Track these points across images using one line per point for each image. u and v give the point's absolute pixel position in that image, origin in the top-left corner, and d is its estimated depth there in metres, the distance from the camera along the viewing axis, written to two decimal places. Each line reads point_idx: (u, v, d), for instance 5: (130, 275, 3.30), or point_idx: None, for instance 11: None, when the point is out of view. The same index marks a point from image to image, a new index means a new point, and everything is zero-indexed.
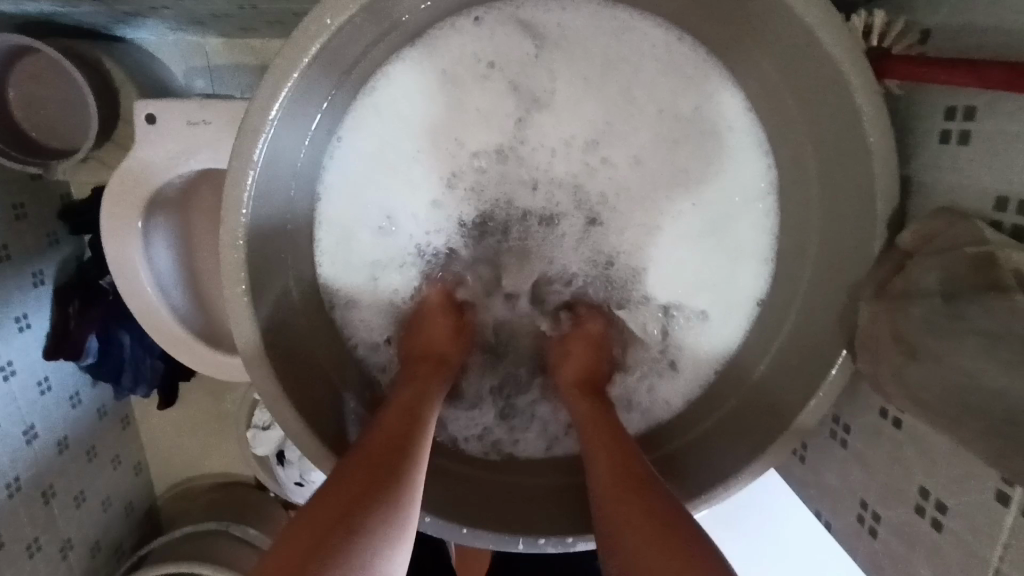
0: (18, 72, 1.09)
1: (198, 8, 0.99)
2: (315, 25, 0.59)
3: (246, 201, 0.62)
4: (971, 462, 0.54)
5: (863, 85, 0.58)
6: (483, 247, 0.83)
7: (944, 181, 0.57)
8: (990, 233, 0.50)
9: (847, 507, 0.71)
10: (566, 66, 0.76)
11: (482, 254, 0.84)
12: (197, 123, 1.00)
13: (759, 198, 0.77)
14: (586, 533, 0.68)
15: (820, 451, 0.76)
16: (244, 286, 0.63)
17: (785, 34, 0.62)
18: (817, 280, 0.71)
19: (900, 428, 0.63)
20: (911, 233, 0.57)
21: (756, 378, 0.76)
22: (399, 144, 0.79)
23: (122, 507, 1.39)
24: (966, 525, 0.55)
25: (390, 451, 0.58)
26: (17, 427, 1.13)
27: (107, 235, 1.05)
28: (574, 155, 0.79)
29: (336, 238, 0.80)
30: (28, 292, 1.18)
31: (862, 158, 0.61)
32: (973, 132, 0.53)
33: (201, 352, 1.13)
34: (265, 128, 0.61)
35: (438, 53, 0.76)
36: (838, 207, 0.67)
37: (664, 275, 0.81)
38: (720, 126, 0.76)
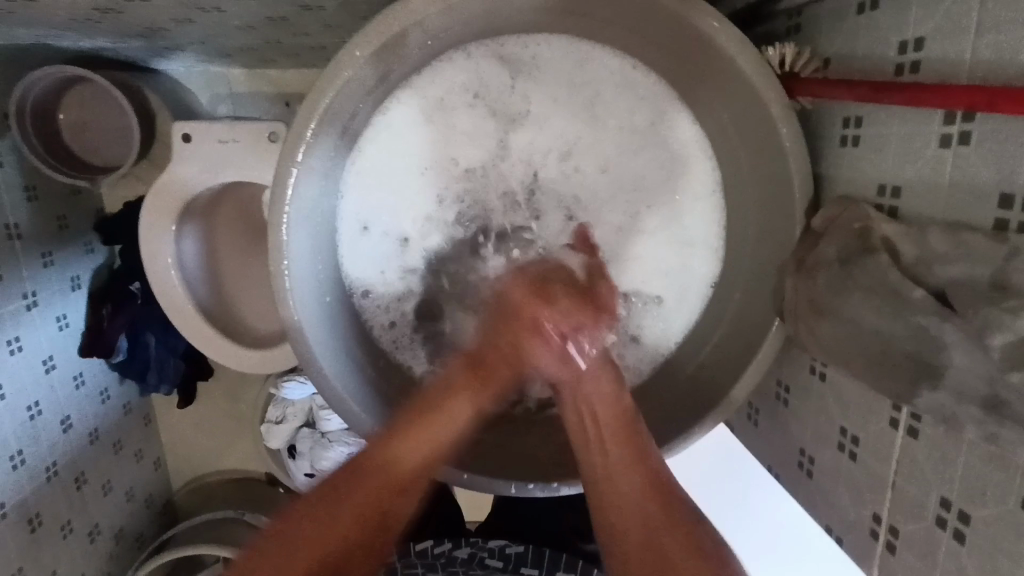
0: (67, 98, 1.25)
1: (229, 44, 1.15)
2: (343, 58, 0.74)
3: (289, 198, 0.76)
4: (872, 398, 0.67)
5: (777, 101, 0.73)
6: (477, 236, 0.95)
7: (844, 175, 0.71)
8: (873, 212, 0.64)
9: (791, 456, 0.83)
10: (544, 87, 0.91)
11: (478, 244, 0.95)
12: (228, 142, 1.14)
13: (710, 197, 0.91)
14: (568, 478, 0.81)
15: (768, 411, 0.88)
16: (286, 262, 0.78)
17: (717, 62, 0.77)
18: (757, 263, 0.84)
19: (824, 380, 0.75)
20: (819, 218, 0.71)
21: (712, 348, 0.89)
22: (406, 157, 0.91)
23: (143, 499, 1.49)
24: (872, 451, 0.67)
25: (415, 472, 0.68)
26: (56, 416, 1.24)
27: (145, 240, 1.18)
28: (553, 161, 0.93)
29: (352, 238, 0.92)
30: (67, 295, 1.31)
31: (782, 159, 0.76)
32: (861, 136, 0.68)
33: (224, 346, 1.25)
34: (304, 139, 0.76)
35: (437, 79, 0.89)
36: (768, 200, 0.81)
37: (636, 266, 0.93)
38: (674, 136, 0.90)
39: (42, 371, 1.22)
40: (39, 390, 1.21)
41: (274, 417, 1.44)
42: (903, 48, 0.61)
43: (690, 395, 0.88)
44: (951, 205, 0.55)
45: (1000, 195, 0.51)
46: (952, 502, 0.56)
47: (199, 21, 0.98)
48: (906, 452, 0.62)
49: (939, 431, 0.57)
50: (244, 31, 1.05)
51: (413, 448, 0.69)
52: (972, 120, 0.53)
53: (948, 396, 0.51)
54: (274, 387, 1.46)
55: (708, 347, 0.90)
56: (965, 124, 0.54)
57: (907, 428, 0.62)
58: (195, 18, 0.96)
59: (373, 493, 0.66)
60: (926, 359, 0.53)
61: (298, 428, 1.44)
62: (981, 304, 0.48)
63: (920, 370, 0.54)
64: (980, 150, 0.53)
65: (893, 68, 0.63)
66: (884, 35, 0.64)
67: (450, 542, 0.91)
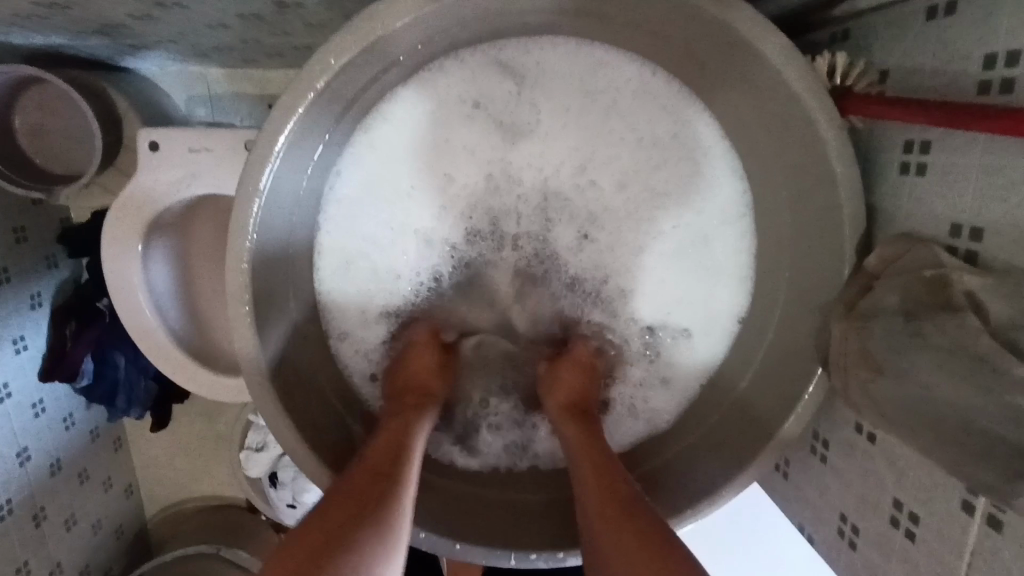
0: (25, 100, 1.14)
1: (202, 41, 1.03)
2: (320, 62, 0.63)
3: (253, 226, 0.65)
4: (938, 474, 0.57)
5: (829, 120, 0.63)
6: (480, 250, 0.85)
7: (907, 207, 0.61)
8: (948, 257, 0.54)
9: (829, 520, 0.73)
10: (549, 96, 0.80)
11: (481, 264, 0.86)
12: (199, 150, 1.03)
13: (739, 217, 0.81)
14: (577, 547, 0.70)
15: (801, 465, 0.79)
16: (248, 304, 0.66)
17: (755, 74, 0.67)
18: (793, 301, 0.74)
19: (874, 441, 0.65)
20: (875, 257, 0.61)
21: (740, 393, 0.79)
22: (395, 173, 0.81)
23: (112, 531, 1.38)
24: (935, 534, 0.58)
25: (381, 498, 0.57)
26: (10, 448, 1.13)
27: (107, 258, 1.07)
28: (565, 173, 0.82)
29: (337, 265, 0.83)
30: (26, 314, 1.20)
31: (829, 188, 0.66)
32: (931, 164, 0.58)
33: (195, 372, 1.14)
34: (270, 159, 0.64)
35: (429, 87, 0.78)
36: (809, 231, 0.71)
37: (652, 294, 0.84)
38: (700, 149, 0.80)
39: None
40: None
41: (254, 444, 1.35)
42: (990, 61, 0.51)
43: (712, 447, 0.79)
44: None
45: None
46: None
47: (163, 17, 0.87)
48: (983, 544, 0.52)
49: None
50: (217, 29, 0.94)
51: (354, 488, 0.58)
52: None
53: None
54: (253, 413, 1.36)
55: (735, 392, 0.80)
56: None
57: (986, 516, 0.52)
58: (157, 14, 0.84)
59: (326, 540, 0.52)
60: None
61: (279, 456, 1.35)
62: None
63: None
64: None
65: (975, 85, 0.52)
66: (964, 47, 0.53)
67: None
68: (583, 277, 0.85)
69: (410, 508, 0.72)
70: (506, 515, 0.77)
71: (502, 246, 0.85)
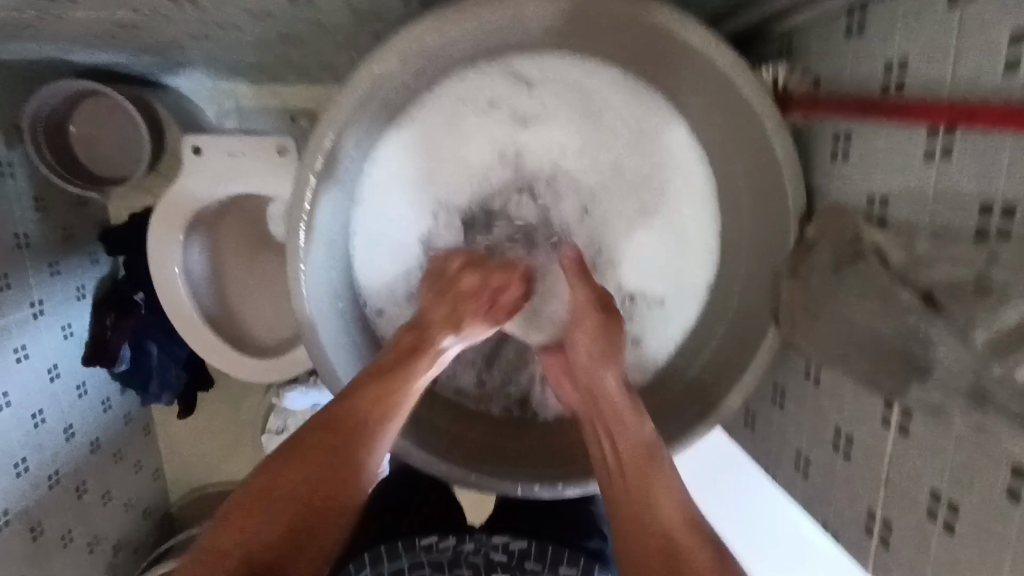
0: (79, 111, 1.28)
1: (239, 59, 1.18)
2: (365, 71, 0.78)
3: (308, 201, 0.80)
4: (866, 400, 0.70)
5: (771, 116, 0.78)
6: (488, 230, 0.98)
7: (837, 185, 0.75)
8: (864, 222, 0.68)
9: (788, 458, 0.86)
10: (550, 98, 0.94)
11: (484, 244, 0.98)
12: (238, 155, 1.17)
13: (710, 202, 0.95)
14: (574, 479, 0.83)
15: (766, 415, 0.91)
16: (302, 264, 0.81)
17: (714, 82, 0.81)
18: (752, 270, 0.88)
19: (819, 382, 0.78)
20: (813, 227, 0.75)
21: (711, 352, 0.93)
22: (415, 166, 0.95)
23: (141, 510, 1.48)
24: (866, 449, 0.70)
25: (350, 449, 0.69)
26: (59, 424, 1.24)
27: (153, 248, 1.20)
28: (569, 155, 0.96)
29: (368, 246, 0.96)
30: (72, 304, 1.32)
31: (776, 172, 0.80)
32: (852, 149, 0.72)
33: (229, 354, 1.26)
34: (321, 150, 0.80)
35: (447, 91, 0.93)
36: (761, 210, 0.85)
37: (640, 268, 0.97)
38: (676, 143, 0.94)
39: (47, 379, 1.23)
40: (43, 399, 1.21)
41: (275, 428, 1.43)
42: (889, 67, 0.66)
43: (688, 400, 0.91)
44: (937, 215, 0.60)
45: (981, 204, 0.54)
46: (942, 494, 0.59)
47: (215, 38, 1.01)
48: (898, 448, 0.65)
49: (931, 426, 0.60)
50: (256, 47, 1.08)
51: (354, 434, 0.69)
52: (953, 135, 0.57)
53: (938, 389, 0.53)
54: (277, 396, 1.46)
55: (707, 351, 0.93)
56: (947, 139, 0.58)
57: (899, 425, 0.65)
58: (211, 34, 0.99)
59: (324, 480, 0.66)
60: (914, 356, 0.56)
61: None
62: (964, 302, 0.51)
63: (909, 367, 0.57)
64: (961, 161, 0.57)
65: (879, 86, 0.67)
66: (870, 56, 0.68)
67: (454, 537, 0.86)
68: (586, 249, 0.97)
69: (435, 451, 0.85)
70: (518, 454, 0.90)
71: (500, 225, 0.98)
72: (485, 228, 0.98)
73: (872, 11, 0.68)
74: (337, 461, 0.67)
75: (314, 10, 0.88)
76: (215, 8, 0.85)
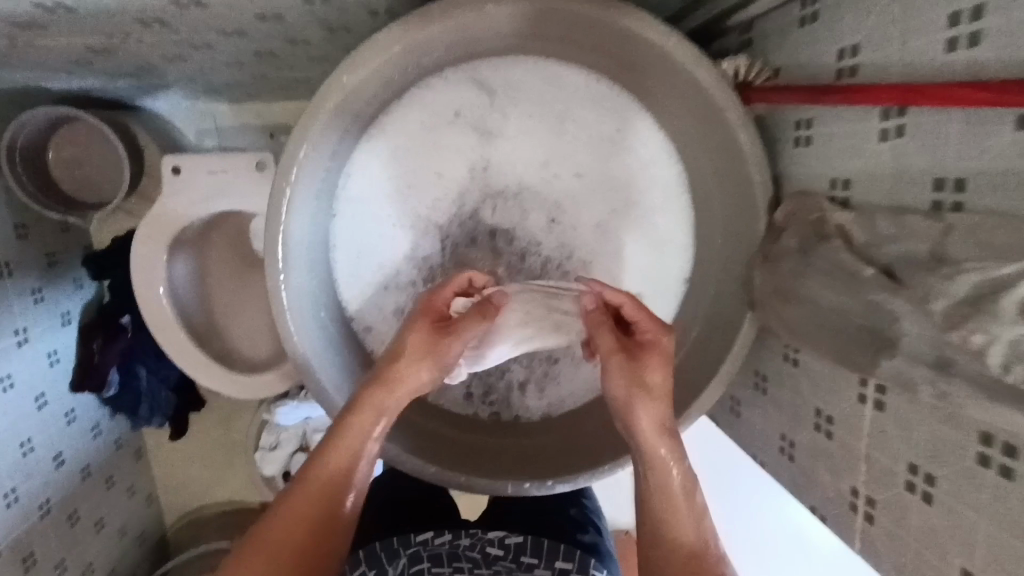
0: (58, 137, 1.29)
1: (215, 79, 1.19)
2: (335, 82, 0.79)
3: (284, 211, 0.81)
4: (842, 379, 0.71)
5: (735, 108, 0.80)
6: (467, 237, 0.99)
7: (801, 171, 0.77)
8: (828, 205, 0.70)
9: (773, 442, 0.87)
10: (518, 104, 0.96)
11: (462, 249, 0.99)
12: (217, 172, 1.18)
13: (679, 198, 0.97)
14: (562, 476, 0.84)
15: (749, 401, 0.92)
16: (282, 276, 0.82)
17: (678, 77, 0.83)
18: (726, 260, 0.90)
19: (797, 365, 0.79)
20: (780, 213, 0.77)
21: (692, 343, 0.94)
22: (389, 178, 0.96)
23: (136, 536, 1.47)
24: (845, 428, 0.71)
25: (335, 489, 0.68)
26: (48, 452, 1.23)
27: (135, 270, 1.19)
28: (534, 167, 0.98)
29: (346, 259, 0.97)
30: (58, 330, 1.32)
31: (743, 162, 0.82)
32: (813, 135, 0.74)
33: (218, 373, 1.26)
34: (295, 162, 0.80)
35: (417, 103, 0.94)
36: (732, 200, 0.87)
37: (615, 266, 0.98)
38: (642, 143, 0.96)
39: (35, 407, 1.22)
40: (31, 427, 1.20)
41: (268, 445, 1.44)
42: (841, 54, 0.68)
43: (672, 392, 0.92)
44: (896, 194, 0.61)
45: (934, 179, 0.56)
46: (918, 465, 0.60)
47: (190, 59, 1.03)
48: (875, 423, 0.66)
49: (903, 400, 0.61)
50: (231, 66, 1.10)
51: (329, 480, 0.68)
52: (904, 114, 0.59)
53: (904, 361, 0.55)
54: (268, 413, 1.46)
55: (688, 342, 0.95)
56: (899, 118, 0.60)
57: (874, 400, 0.66)
58: (186, 56, 1.00)
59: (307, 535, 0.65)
60: (881, 331, 0.57)
61: (292, 453, 1.45)
62: (922, 274, 0.53)
63: (875, 342, 0.58)
64: (914, 140, 0.58)
65: (833, 72, 0.69)
66: (825, 44, 0.70)
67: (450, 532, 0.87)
68: (555, 257, 0.99)
69: (424, 452, 0.86)
70: (507, 454, 0.91)
71: (478, 231, 0.99)
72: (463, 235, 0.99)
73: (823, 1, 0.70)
74: (317, 514, 0.67)
75: (285, 27, 0.89)
76: (187, 28, 0.86)
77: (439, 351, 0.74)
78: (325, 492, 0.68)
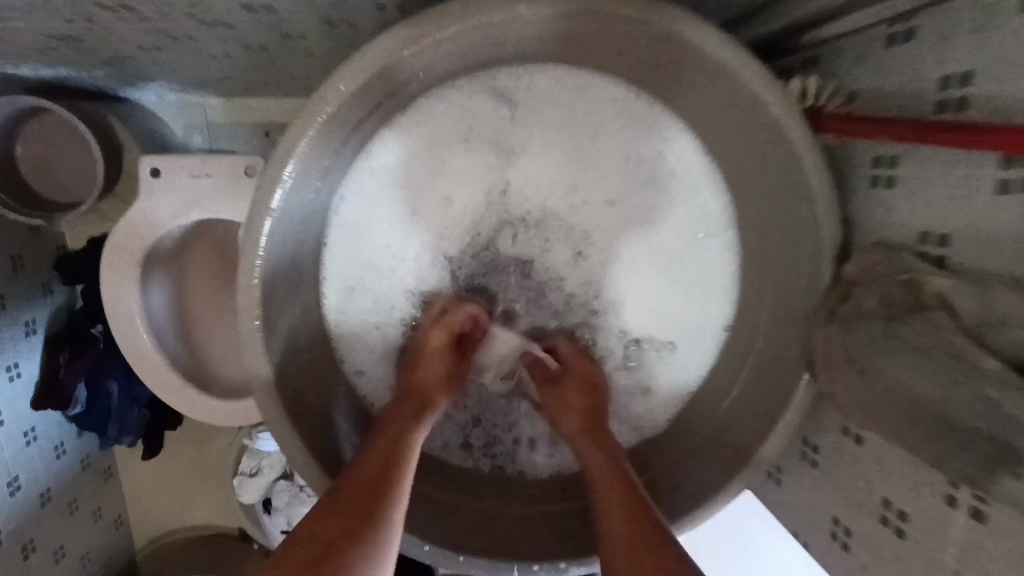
0: (29, 130, 1.16)
1: (204, 73, 1.06)
2: (328, 90, 0.66)
3: (263, 245, 0.68)
4: (922, 472, 0.59)
5: (803, 139, 0.67)
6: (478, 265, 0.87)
7: (879, 219, 0.65)
8: (919, 263, 0.58)
9: (821, 525, 0.76)
10: (541, 120, 0.84)
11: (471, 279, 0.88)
12: (201, 176, 1.06)
13: (723, 235, 0.85)
14: (577, 558, 0.72)
15: (794, 472, 0.81)
16: (256, 318, 0.68)
17: (735, 98, 0.71)
18: (777, 310, 0.78)
19: (861, 443, 0.68)
20: (852, 265, 0.65)
21: (730, 405, 0.82)
22: (393, 199, 0.85)
23: (101, 563, 1.35)
24: (922, 530, 0.60)
25: (371, 489, 0.59)
26: (2, 477, 1.11)
27: (105, 284, 1.07)
28: (558, 193, 0.86)
29: (338, 292, 0.85)
30: (20, 342, 1.19)
31: (807, 202, 0.70)
32: (898, 178, 0.62)
33: (191, 397, 1.13)
34: (281, 183, 0.68)
35: (426, 115, 0.83)
36: (788, 243, 0.75)
37: (644, 308, 0.88)
38: (683, 169, 0.85)
39: None
40: None
41: (248, 469, 1.32)
42: (945, 82, 0.56)
43: (708, 456, 0.81)
44: (1013, 260, 0.49)
45: None
46: None
47: (172, 50, 0.90)
48: (968, 535, 0.54)
49: (1014, 516, 0.50)
50: (221, 61, 0.98)
51: (360, 489, 0.58)
52: None
53: None
54: (250, 437, 1.35)
55: (724, 405, 0.83)
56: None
57: (969, 509, 0.54)
58: (167, 47, 0.88)
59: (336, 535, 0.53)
60: (1003, 439, 0.45)
61: (274, 480, 1.34)
62: None
63: (995, 453, 0.46)
64: None
65: (933, 104, 0.57)
66: (922, 70, 0.58)
67: None
68: (579, 295, 0.88)
69: (415, 522, 0.73)
70: (512, 523, 0.80)
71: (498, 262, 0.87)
72: (476, 267, 0.87)
73: (923, 18, 0.58)
74: (351, 518, 0.55)
75: (279, 19, 0.77)
76: (164, 15, 0.74)
77: (442, 369, 0.77)
78: (359, 499, 0.57)
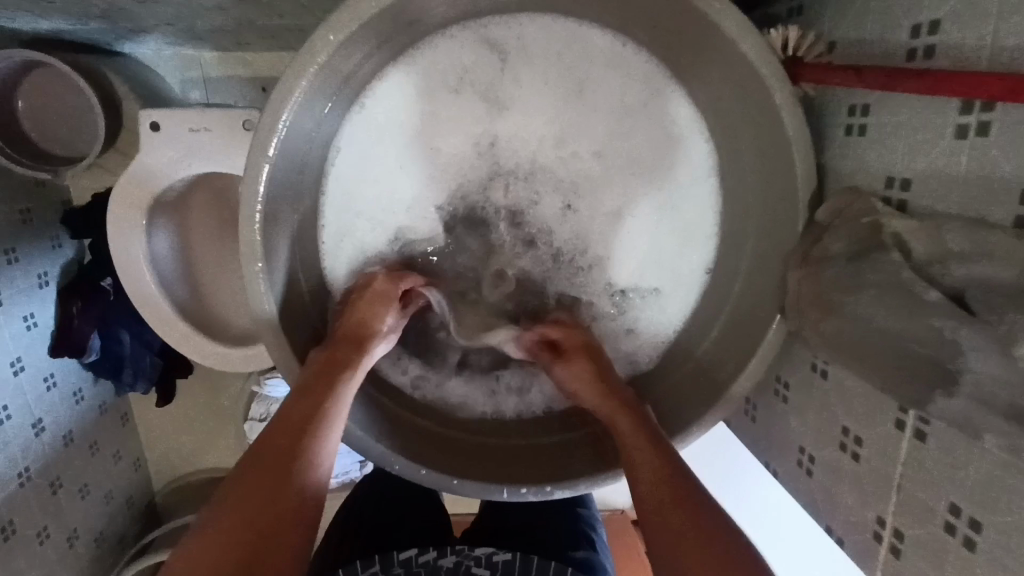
0: (27, 84, 1.18)
1: (197, 24, 1.07)
2: (319, 40, 0.68)
3: (261, 192, 0.71)
4: (878, 400, 0.64)
5: (782, 87, 0.69)
6: (469, 217, 0.91)
7: (851, 166, 0.68)
8: (883, 207, 0.61)
9: (790, 454, 0.82)
10: (531, 70, 0.86)
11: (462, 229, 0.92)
12: (199, 130, 1.07)
13: (707, 183, 0.88)
14: (561, 481, 0.78)
15: (768, 408, 0.87)
16: (259, 262, 0.72)
17: (719, 46, 0.73)
18: (755, 255, 0.82)
19: (827, 377, 0.73)
20: (824, 210, 0.68)
21: (708, 346, 0.86)
22: (389, 149, 0.88)
23: (124, 501, 1.45)
24: (876, 453, 0.65)
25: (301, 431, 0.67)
26: (27, 419, 1.18)
27: (112, 235, 1.11)
28: (548, 146, 0.89)
29: (336, 240, 0.88)
30: (34, 292, 1.24)
31: (784, 150, 0.73)
32: (870, 126, 0.65)
33: (203, 345, 1.20)
34: (277, 130, 0.70)
35: (419, 64, 0.85)
36: (768, 191, 0.78)
37: (630, 258, 0.91)
38: (671, 118, 0.87)
39: (10, 373, 1.15)
40: (8, 394, 1.14)
41: (258, 415, 1.38)
42: (916, 31, 0.58)
43: (684, 392, 0.86)
44: (969, 202, 0.52)
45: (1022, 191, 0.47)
46: (962, 508, 0.55)
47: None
48: (914, 453, 0.60)
49: (953, 434, 0.55)
50: (213, 11, 0.98)
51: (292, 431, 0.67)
52: (992, 110, 0.50)
53: (968, 402, 0.48)
54: (257, 384, 1.41)
55: (702, 347, 0.87)
56: (985, 114, 0.51)
57: (914, 430, 0.60)
58: None
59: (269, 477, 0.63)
60: (943, 363, 0.50)
61: None
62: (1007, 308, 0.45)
63: (936, 376, 0.51)
64: (1001, 141, 0.49)
65: (905, 52, 0.59)
66: (897, 17, 0.60)
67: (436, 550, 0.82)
68: (567, 250, 0.91)
69: (411, 452, 0.80)
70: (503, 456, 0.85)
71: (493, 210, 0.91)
72: (466, 218, 0.91)
73: None
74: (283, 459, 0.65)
75: None
76: None
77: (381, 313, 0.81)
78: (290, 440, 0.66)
